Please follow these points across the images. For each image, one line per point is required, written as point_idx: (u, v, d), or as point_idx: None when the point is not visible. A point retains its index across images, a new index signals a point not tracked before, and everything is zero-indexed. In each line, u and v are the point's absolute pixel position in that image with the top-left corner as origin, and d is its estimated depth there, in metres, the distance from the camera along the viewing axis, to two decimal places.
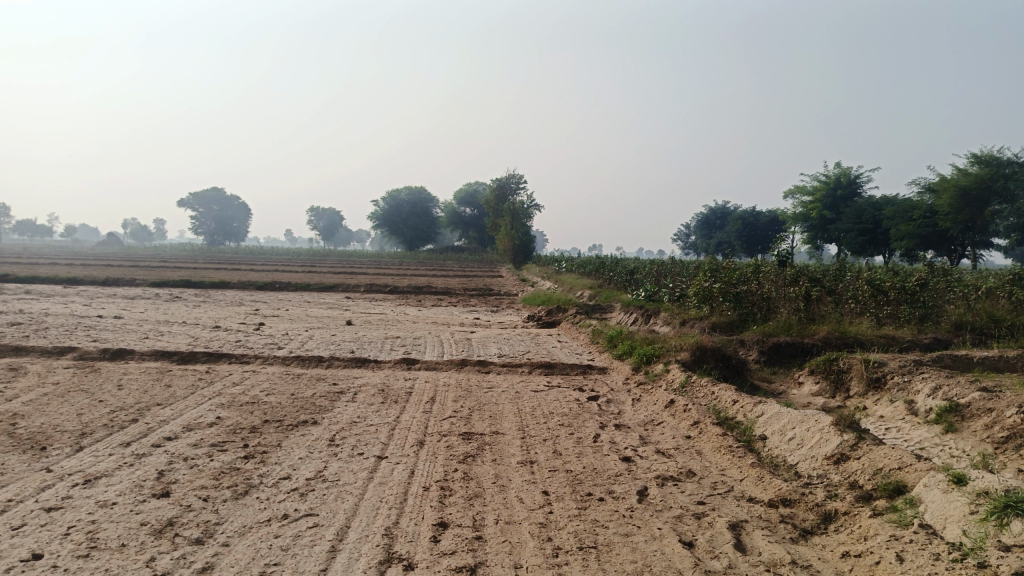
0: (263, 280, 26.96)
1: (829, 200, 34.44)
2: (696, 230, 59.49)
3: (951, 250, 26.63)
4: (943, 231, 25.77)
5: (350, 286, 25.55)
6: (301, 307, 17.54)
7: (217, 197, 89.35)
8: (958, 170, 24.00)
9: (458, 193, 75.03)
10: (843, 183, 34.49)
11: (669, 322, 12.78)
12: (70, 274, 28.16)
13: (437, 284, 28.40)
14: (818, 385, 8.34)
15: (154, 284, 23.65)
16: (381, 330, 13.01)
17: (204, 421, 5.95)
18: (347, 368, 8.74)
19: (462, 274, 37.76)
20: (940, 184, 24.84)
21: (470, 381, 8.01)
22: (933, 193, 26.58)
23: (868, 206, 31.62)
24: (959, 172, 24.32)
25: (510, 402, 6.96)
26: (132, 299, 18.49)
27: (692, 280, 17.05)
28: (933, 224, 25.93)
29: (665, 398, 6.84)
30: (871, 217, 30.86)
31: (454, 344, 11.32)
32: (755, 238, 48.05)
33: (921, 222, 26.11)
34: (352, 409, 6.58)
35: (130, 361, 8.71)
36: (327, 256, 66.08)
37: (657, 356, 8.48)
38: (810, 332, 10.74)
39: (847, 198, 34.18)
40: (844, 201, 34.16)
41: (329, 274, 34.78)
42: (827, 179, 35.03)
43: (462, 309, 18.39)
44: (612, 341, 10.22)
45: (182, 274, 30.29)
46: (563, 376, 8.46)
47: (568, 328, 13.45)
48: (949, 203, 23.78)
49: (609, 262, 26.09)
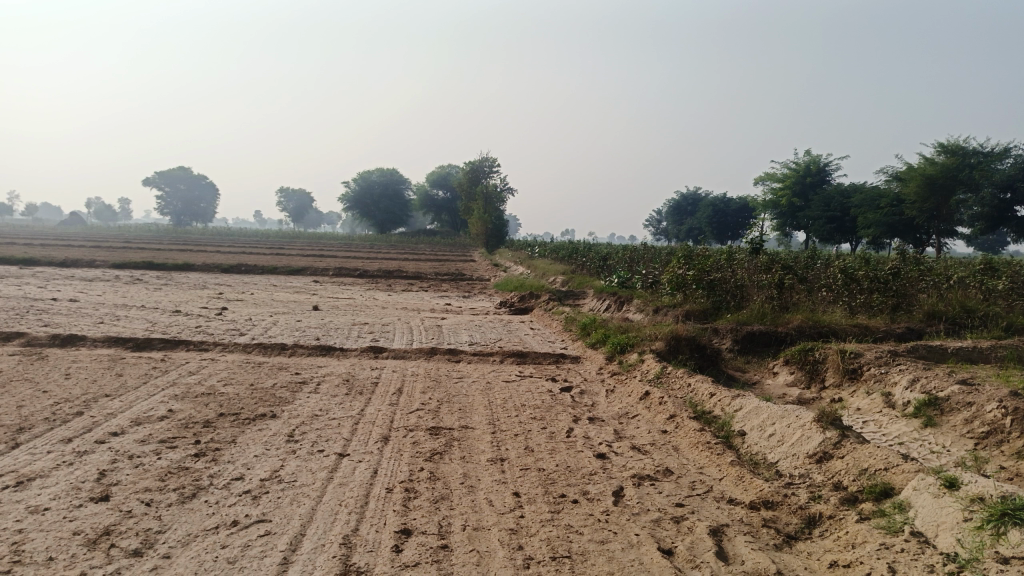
0: (229, 262, 26.32)
1: (799, 187, 34.59)
2: (668, 216, 59.60)
3: (917, 238, 26.90)
4: (909, 220, 25.99)
5: (319, 269, 25.06)
6: (267, 291, 17.06)
7: (184, 176, 87.41)
8: (925, 159, 24.15)
9: (430, 175, 74.25)
10: (813, 171, 34.65)
11: (642, 309, 12.60)
12: (27, 254, 27.23)
13: (408, 268, 28.00)
14: (793, 375, 8.21)
15: (114, 266, 22.92)
16: (348, 315, 12.65)
17: (154, 415, 5.59)
18: (311, 356, 8.40)
19: (434, 258, 37.32)
20: (908, 173, 25.00)
21: (439, 371, 7.73)
22: (901, 181, 26.77)
23: (837, 194, 31.81)
24: (925, 161, 24.48)
25: (480, 393, 6.69)
26: (90, 281, 17.85)
27: (665, 266, 16.91)
28: (900, 212, 26.15)
29: (640, 390, 6.63)
30: (840, 204, 31.07)
31: (424, 330, 11.01)
32: (725, 225, 48.24)
33: (887, 210, 26.32)
34: (314, 401, 6.26)
35: (80, 348, 8.27)
36: (297, 238, 65.07)
37: (631, 345, 8.26)
38: (784, 320, 10.63)
39: (816, 186, 34.34)
40: (813, 189, 34.33)
41: (298, 257, 34.13)
42: (797, 166, 35.17)
43: (433, 294, 18.06)
44: (585, 329, 10.01)
45: (144, 255, 29.48)
46: (535, 365, 8.22)
47: (541, 314, 13.22)
48: (916, 191, 23.94)
49: (582, 247, 25.91)
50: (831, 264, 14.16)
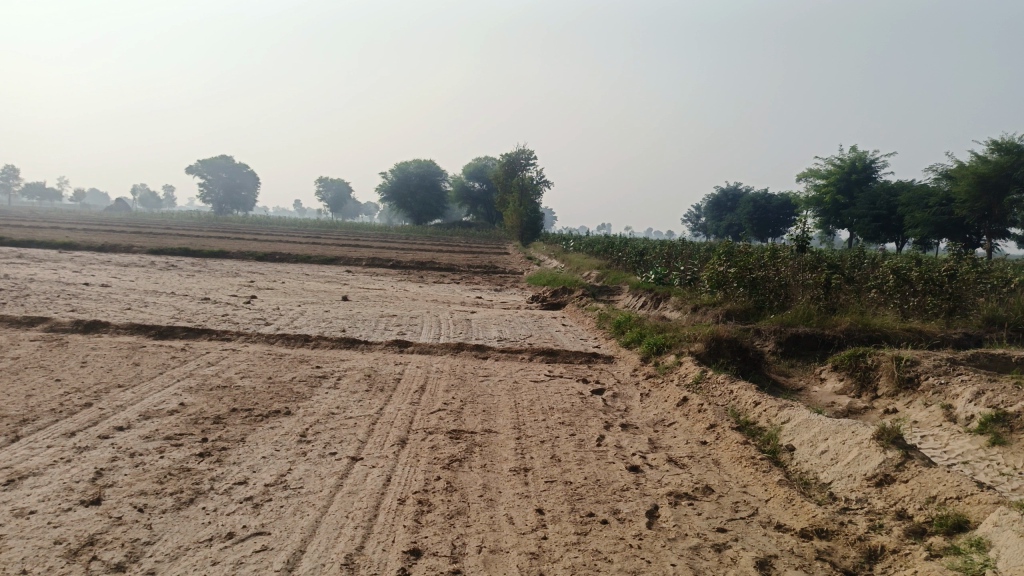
0: (263, 250, 26.35)
1: (844, 184, 33.52)
2: (707, 212, 58.53)
3: (967, 239, 25.80)
4: (959, 219, 24.91)
5: (352, 258, 24.98)
6: (298, 280, 16.90)
7: (225, 164, 88.59)
8: (977, 157, 23.10)
9: (466, 166, 73.96)
10: (858, 168, 33.55)
11: (680, 308, 12.10)
12: (67, 238, 27.60)
13: (441, 259, 27.84)
14: (842, 383, 7.69)
15: (151, 252, 23.07)
16: (378, 307, 12.39)
17: (164, 408, 5.35)
18: (334, 349, 8.12)
19: (468, 250, 37.08)
20: (958, 171, 23.95)
21: (464, 368, 7.39)
22: (951, 179, 25.69)
23: (883, 191, 30.71)
24: (978, 159, 23.37)
25: (506, 394, 6.33)
26: (125, 266, 17.93)
27: (704, 263, 16.32)
28: (949, 211, 25.10)
29: (677, 395, 6.20)
30: (886, 202, 29.98)
31: (452, 324, 10.68)
32: (766, 222, 47.14)
33: (936, 209, 25.29)
34: (331, 397, 5.95)
35: (102, 335, 8.12)
36: (333, 227, 65.50)
37: (669, 346, 7.82)
38: (831, 322, 10.08)
39: (862, 183, 33.24)
40: (858, 186, 33.24)
41: (333, 246, 34.22)
42: (841, 163, 34.03)
43: (465, 286, 17.79)
44: (620, 326, 9.59)
45: (181, 241, 29.71)
46: (566, 365, 7.83)
47: (574, 310, 12.79)
48: (966, 190, 22.92)
49: (618, 241, 25.40)
50: (880, 264, 13.47)
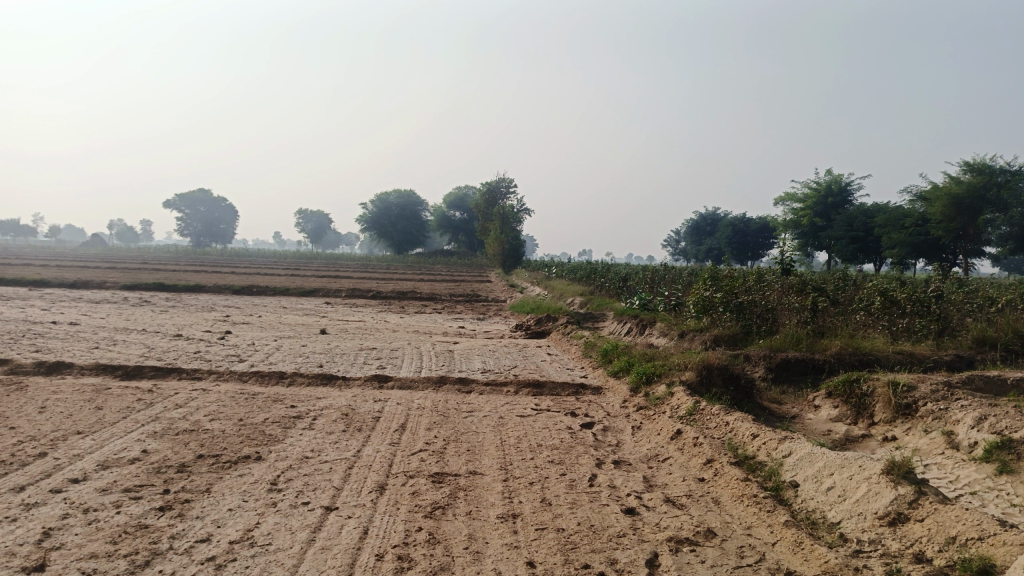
0: (241, 284, 25.89)
1: (821, 207, 33.76)
2: (686, 237, 58.80)
3: (944, 259, 25.95)
4: (936, 240, 25.10)
5: (332, 290, 24.61)
6: (276, 313, 16.51)
7: (204, 198, 87.95)
8: (950, 178, 23.32)
9: (447, 195, 74.00)
10: (834, 191, 33.85)
11: (666, 335, 11.88)
12: (38, 275, 26.95)
13: (423, 289, 27.54)
14: (837, 410, 7.47)
15: (124, 288, 22.55)
16: (357, 340, 12.05)
17: (125, 457, 4.99)
18: (311, 386, 7.78)
19: (450, 279, 36.79)
20: (932, 192, 24.15)
21: (447, 403, 7.08)
22: (926, 200, 25.92)
23: (859, 214, 30.94)
24: (951, 180, 23.61)
25: (491, 431, 6.03)
26: (96, 303, 17.44)
27: (688, 288, 16.18)
28: (926, 232, 25.27)
29: (670, 428, 5.93)
30: (863, 224, 30.17)
31: (435, 356, 10.37)
32: (745, 246, 47.35)
33: (913, 230, 25.46)
34: (306, 440, 5.62)
35: (66, 377, 7.71)
36: (313, 258, 64.98)
37: (658, 375, 7.57)
38: (821, 346, 9.90)
39: (838, 205, 33.50)
40: (835, 208, 33.48)
41: (312, 278, 33.80)
42: (818, 186, 34.32)
43: (447, 316, 17.48)
44: (607, 355, 9.34)
45: (157, 275, 29.18)
46: (553, 397, 7.54)
47: (559, 339, 12.54)
48: (941, 211, 23.07)
49: (600, 267, 25.27)
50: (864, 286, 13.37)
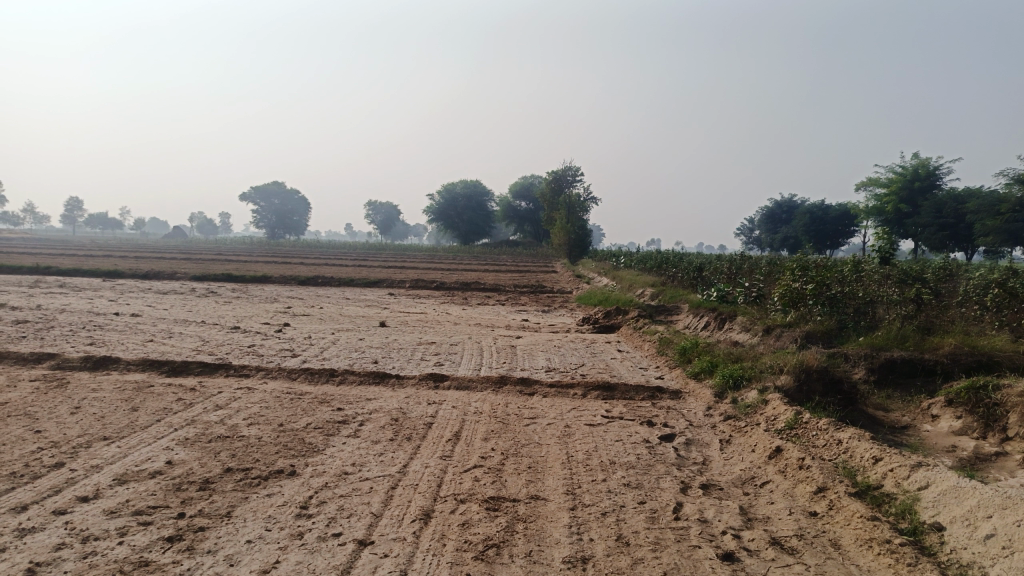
0: (307, 274, 25.89)
1: (906, 193, 31.59)
2: (760, 225, 56.57)
3: None
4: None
5: (395, 280, 24.34)
6: (337, 305, 16.19)
7: (276, 191, 90.14)
8: None
9: (513, 186, 73.46)
10: (921, 175, 31.57)
11: (749, 331, 10.88)
12: (114, 266, 27.68)
13: (488, 279, 27.02)
14: (961, 422, 6.41)
15: (194, 279, 22.78)
16: (417, 333, 11.48)
17: (147, 470, 4.45)
18: (362, 385, 7.19)
19: (515, 270, 36.24)
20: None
21: (508, 409, 6.36)
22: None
23: (949, 199, 28.73)
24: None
25: (557, 443, 5.28)
26: (163, 294, 17.52)
27: (769, 280, 15.05)
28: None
29: (768, 446, 5.06)
30: (953, 210, 28.00)
31: (497, 352, 9.69)
32: (823, 233, 44.97)
33: (1009, 216, 23.40)
34: (348, 451, 4.99)
35: (110, 374, 7.35)
36: (381, 249, 65.48)
37: (748, 379, 6.67)
38: (930, 345, 8.75)
39: (926, 191, 31.26)
40: (922, 194, 31.26)
41: (377, 268, 33.80)
42: (903, 171, 32.07)
43: (511, 308, 16.85)
44: (685, 353, 8.46)
45: (227, 266, 29.57)
46: (627, 403, 6.73)
47: (630, 334, 11.70)
48: None
49: (670, 257, 24.19)
50: (972, 278, 11.99)
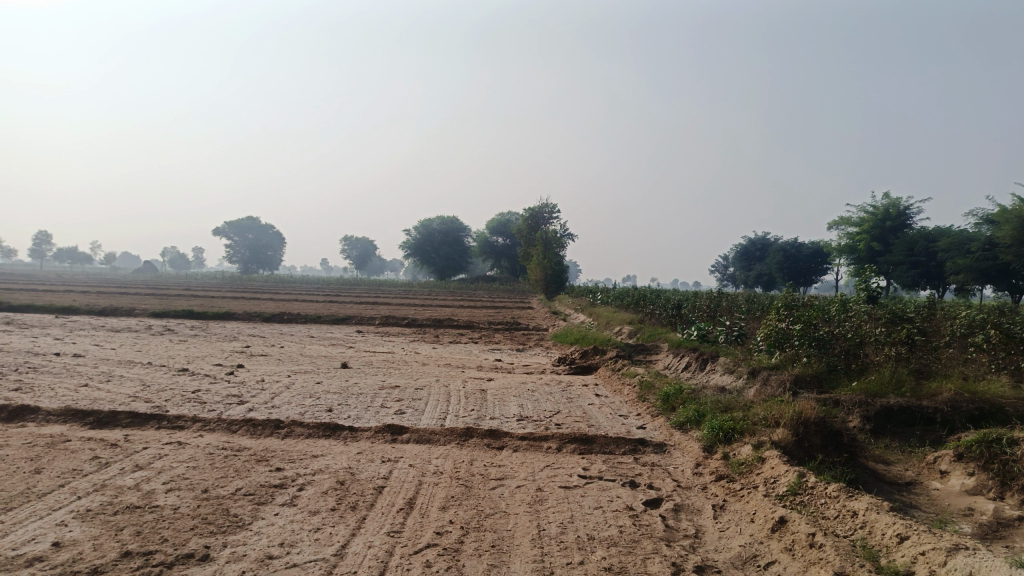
0: (274, 310, 25.00)
1: (877, 232, 31.56)
2: (735, 262, 56.63)
3: (1014, 286, 23.60)
4: (1005, 265, 22.91)
5: (365, 317, 23.54)
6: (300, 343, 15.34)
7: (250, 225, 88.88)
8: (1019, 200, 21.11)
9: (490, 222, 73.21)
10: (892, 214, 31.59)
11: (733, 374, 10.27)
12: (72, 302, 26.49)
13: (461, 316, 26.32)
14: (974, 480, 5.78)
15: (153, 315, 21.77)
16: (381, 376, 10.70)
17: (23, 557, 3.64)
18: (310, 439, 6.41)
19: (490, 306, 35.60)
20: (1000, 215, 21.98)
21: (472, 468, 5.62)
22: (994, 222, 23.70)
23: (920, 237, 28.67)
24: (1022, 203, 21.36)
25: (527, 513, 4.55)
26: (115, 332, 16.54)
27: (750, 319, 14.52)
28: (993, 256, 23.07)
29: (770, 516, 4.37)
30: (924, 248, 27.93)
31: (465, 396, 8.95)
32: (797, 271, 44.95)
33: (979, 254, 23.31)
34: (278, 527, 4.22)
35: (24, 427, 6.47)
36: (355, 285, 64.53)
37: (741, 433, 6.00)
38: (927, 391, 8.19)
39: (897, 230, 31.23)
40: (893, 233, 31.21)
41: (349, 304, 32.97)
42: (874, 210, 32.13)
43: (485, 347, 16.13)
44: (669, 400, 7.79)
45: (190, 303, 28.49)
46: (606, 460, 6.01)
47: (608, 376, 11.04)
48: (1010, 235, 20.86)
49: (648, 294, 23.68)
50: (959, 318, 11.53)
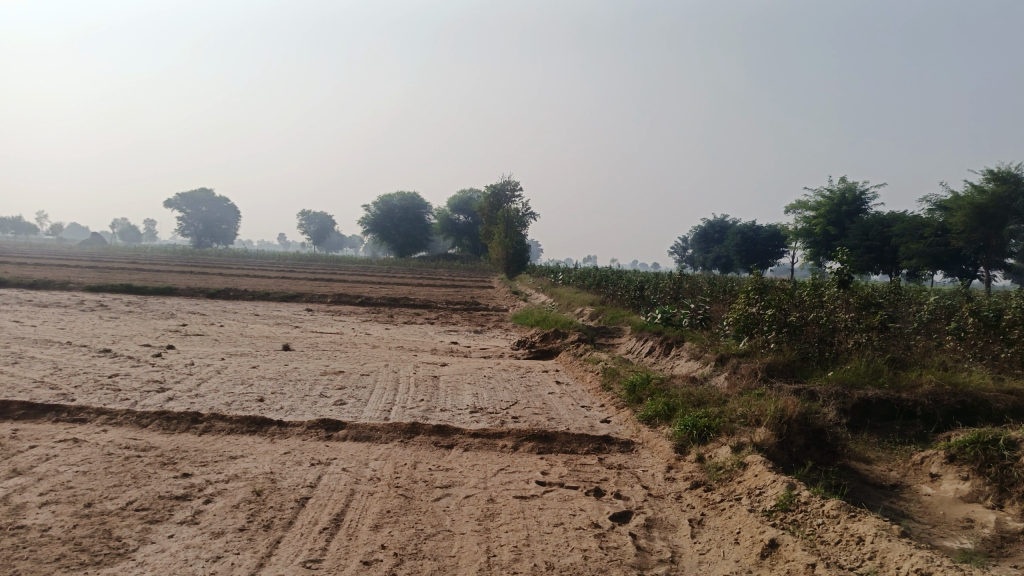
0: (221, 286, 23.83)
1: (833, 216, 31.43)
2: (694, 245, 56.64)
3: (964, 272, 23.61)
4: (956, 251, 22.87)
5: (316, 294, 22.53)
6: (242, 322, 14.36)
7: (204, 197, 86.12)
8: (971, 187, 20.93)
9: (451, 199, 72.07)
10: (848, 199, 31.52)
11: (700, 361, 9.68)
12: (4, 274, 24.90)
13: (419, 295, 25.46)
14: (969, 486, 5.26)
15: (88, 289, 20.44)
16: (324, 360, 9.86)
17: None
18: (231, 437, 5.60)
19: (449, 285, 34.72)
20: (954, 201, 21.81)
21: (416, 473, 4.90)
22: (947, 209, 23.61)
23: (875, 221, 28.58)
24: (974, 190, 21.17)
25: (475, 534, 3.85)
26: (41, 308, 15.31)
27: (715, 303, 14.01)
28: (946, 242, 23.04)
29: (759, 537, 3.76)
30: (879, 233, 27.82)
31: (415, 384, 8.19)
32: (755, 254, 44.97)
33: (931, 240, 23.25)
34: (168, 555, 3.45)
35: None
36: (313, 261, 62.95)
37: (718, 432, 5.38)
38: (905, 383, 7.71)
39: (852, 215, 31.18)
40: (849, 218, 31.14)
41: (302, 281, 31.77)
42: (832, 194, 32.04)
43: (440, 328, 15.36)
44: (636, 391, 7.16)
45: (133, 277, 27.05)
46: (568, 461, 5.34)
47: (569, 361, 10.39)
48: (961, 221, 20.67)
49: (609, 274, 23.13)
50: (929, 305, 11.12)
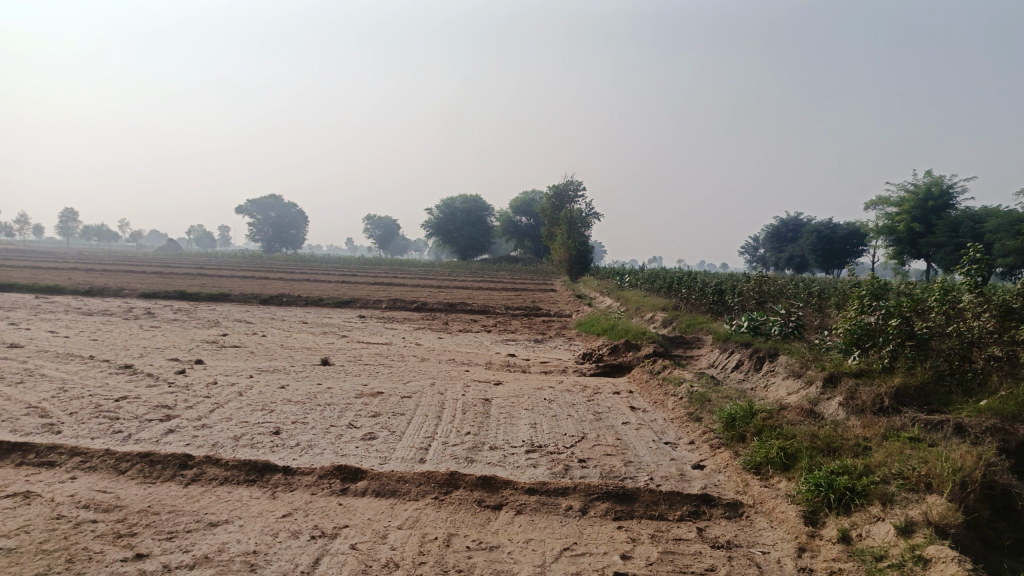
0: (275, 292, 23.14)
1: (918, 212, 28.65)
2: (766, 244, 53.90)
3: None
4: None
5: (371, 299, 21.60)
6: (287, 332, 13.38)
7: (273, 203, 87.55)
8: None
9: (513, 202, 71.07)
10: (934, 193, 28.79)
11: (803, 381, 8.09)
12: (66, 280, 24.99)
13: (479, 300, 24.28)
14: None
15: (143, 296, 19.98)
16: (363, 378, 8.67)
17: None
18: (222, 492, 4.40)
19: (511, 288, 33.52)
20: None
21: (450, 555, 3.58)
22: None
23: (966, 217, 25.91)
24: None
25: None
26: (87, 317, 14.70)
27: (807, 309, 12.27)
28: None
29: None
30: (969, 229, 25.22)
31: (463, 411, 6.89)
32: (831, 253, 42.28)
33: None
34: None
35: None
36: (377, 264, 62.84)
37: (867, 500, 3.87)
38: None
39: (940, 210, 28.44)
40: (936, 214, 28.39)
41: (362, 285, 31.07)
42: (916, 188, 29.39)
43: (499, 337, 14.07)
44: (735, 428, 5.69)
45: (193, 282, 26.79)
46: (656, 535, 3.93)
47: (644, 380, 8.93)
48: None
49: (678, 277, 21.42)
50: None
